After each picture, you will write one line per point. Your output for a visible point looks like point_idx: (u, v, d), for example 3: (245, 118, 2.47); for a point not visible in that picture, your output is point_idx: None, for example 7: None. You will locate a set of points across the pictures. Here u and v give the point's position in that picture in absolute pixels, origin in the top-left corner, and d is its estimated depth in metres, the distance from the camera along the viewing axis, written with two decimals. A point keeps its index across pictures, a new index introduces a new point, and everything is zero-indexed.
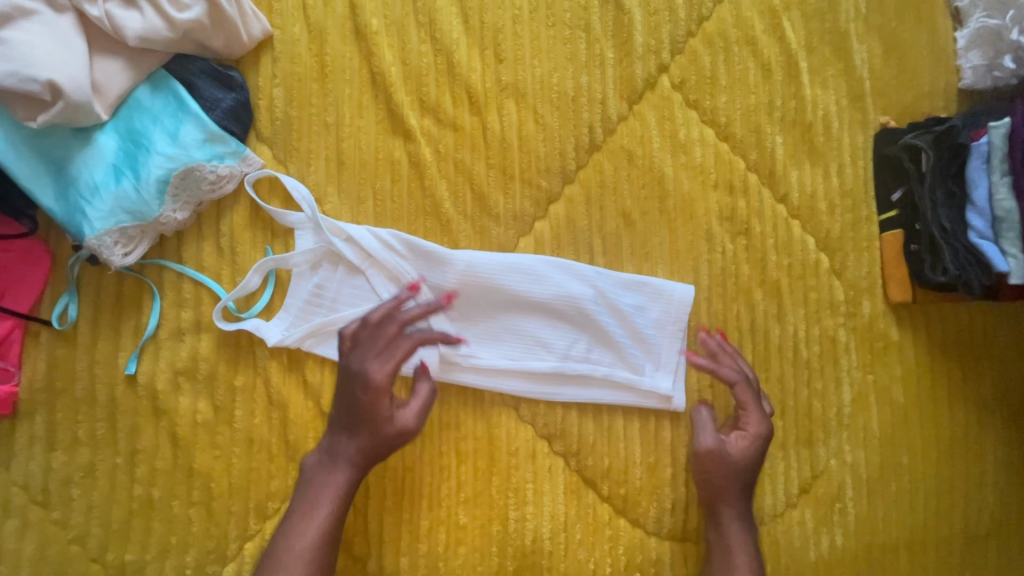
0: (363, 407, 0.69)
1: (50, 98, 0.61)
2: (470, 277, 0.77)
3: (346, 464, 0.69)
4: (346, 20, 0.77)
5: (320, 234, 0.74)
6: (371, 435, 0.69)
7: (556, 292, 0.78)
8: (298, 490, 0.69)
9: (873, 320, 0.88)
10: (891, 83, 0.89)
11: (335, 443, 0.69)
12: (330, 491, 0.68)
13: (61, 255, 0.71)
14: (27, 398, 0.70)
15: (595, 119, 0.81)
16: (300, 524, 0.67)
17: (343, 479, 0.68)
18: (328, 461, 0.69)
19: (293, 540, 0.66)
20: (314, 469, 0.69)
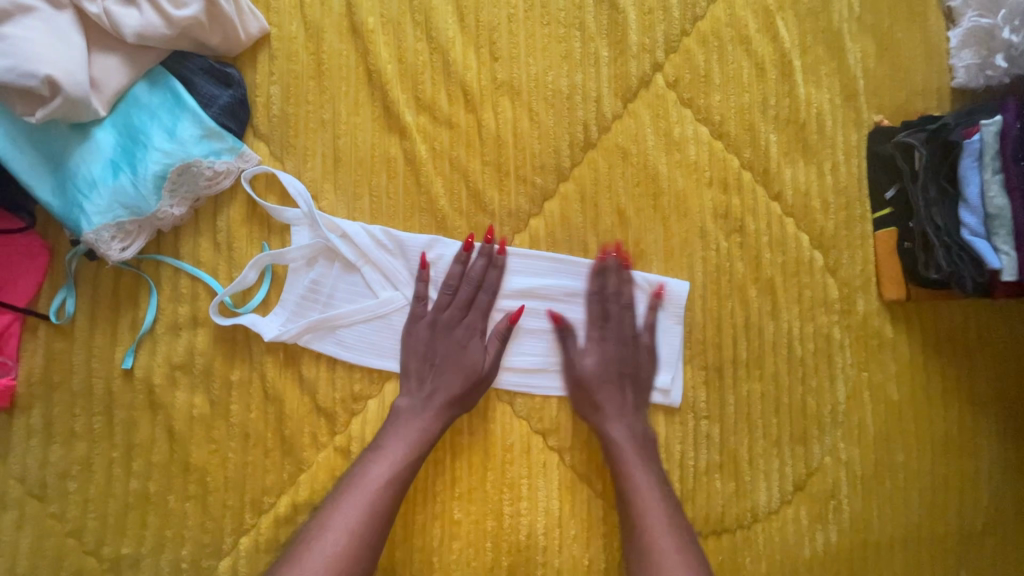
0: (450, 377, 0.74)
1: (48, 93, 0.61)
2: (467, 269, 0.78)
3: (421, 431, 0.72)
4: (343, 18, 0.78)
5: (315, 230, 0.75)
6: (450, 406, 0.73)
7: (552, 285, 0.79)
8: (372, 448, 0.71)
9: (867, 317, 0.88)
10: (884, 82, 0.89)
11: (419, 409, 0.73)
12: (400, 454, 0.70)
13: (59, 250, 0.71)
14: (24, 392, 0.70)
15: (589, 117, 0.82)
16: (367, 477, 0.68)
17: (413, 446, 0.71)
18: (404, 424, 0.72)
19: (370, 471, 0.68)
20: (390, 428, 0.72)
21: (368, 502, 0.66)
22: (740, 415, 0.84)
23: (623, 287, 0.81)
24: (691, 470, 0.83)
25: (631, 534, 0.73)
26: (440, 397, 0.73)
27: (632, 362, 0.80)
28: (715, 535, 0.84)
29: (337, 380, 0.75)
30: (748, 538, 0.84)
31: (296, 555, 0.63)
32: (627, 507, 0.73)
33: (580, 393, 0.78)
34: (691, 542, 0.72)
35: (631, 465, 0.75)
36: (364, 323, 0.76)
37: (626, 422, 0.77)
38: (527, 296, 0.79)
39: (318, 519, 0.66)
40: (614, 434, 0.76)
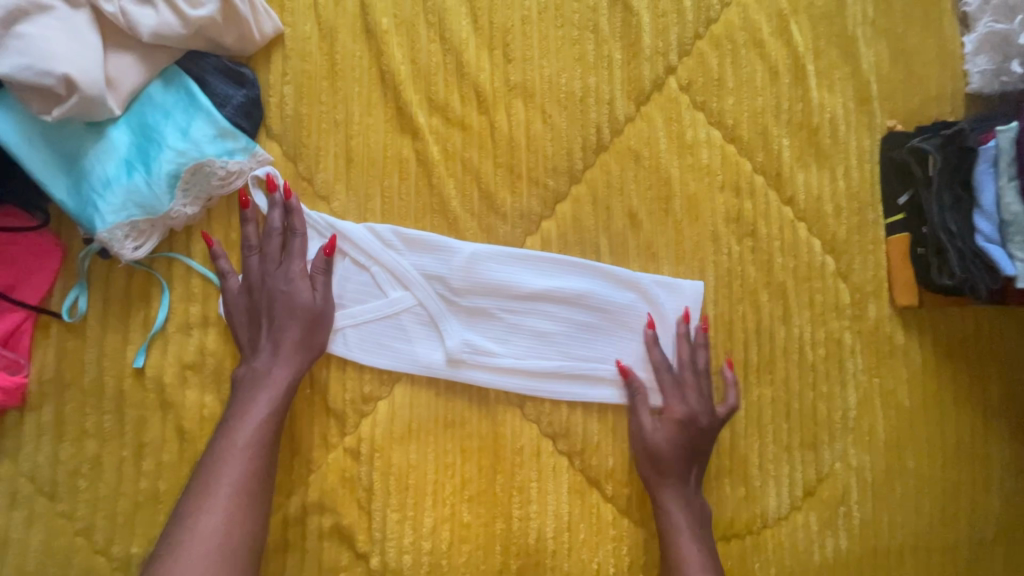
0: (286, 332, 0.70)
1: (64, 92, 0.61)
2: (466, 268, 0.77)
3: (275, 389, 0.69)
4: (357, 18, 0.78)
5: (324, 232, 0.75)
6: (289, 363, 0.70)
7: (558, 287, 0.79)
8: (227, 419, 0.68)
9: (878, 323, 0.88)
10: (898, 87, 0.89)
11: (260, 371, 0.69)
12: (260, 417, 0.67)
13: (71, 248, 0.71)
14: (36, 390, 0.70)
15: (602, 120, 0.82)
16: (228, 449, 0.65)
17: (273, 405, 0.68)
18: (255, 388, 0.69)
19: (231, 442, 0.66)
20: (239, 399, 0.69)
21: (239, 475, 0.64)
22: (750, 419, 0.84)
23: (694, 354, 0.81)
24: None
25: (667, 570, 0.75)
26: (290, 354, 0.70)
27: (702, 435, 0.78)
28: (724, 540, 0.83)
29: (347, 381, 0.75)
30: (758, 544, 0.84)
31: (172, 544, 0.60)
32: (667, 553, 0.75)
33: (642, 461, 0.78)
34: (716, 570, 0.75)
35: (676, 517, 0.76)
36: (374, 322, 0.75)
37: (684, 485, 0.77)
38: (533, 298, 0.78)
39: (186, 505, 0.63)
40: (659, 490, 0.77)
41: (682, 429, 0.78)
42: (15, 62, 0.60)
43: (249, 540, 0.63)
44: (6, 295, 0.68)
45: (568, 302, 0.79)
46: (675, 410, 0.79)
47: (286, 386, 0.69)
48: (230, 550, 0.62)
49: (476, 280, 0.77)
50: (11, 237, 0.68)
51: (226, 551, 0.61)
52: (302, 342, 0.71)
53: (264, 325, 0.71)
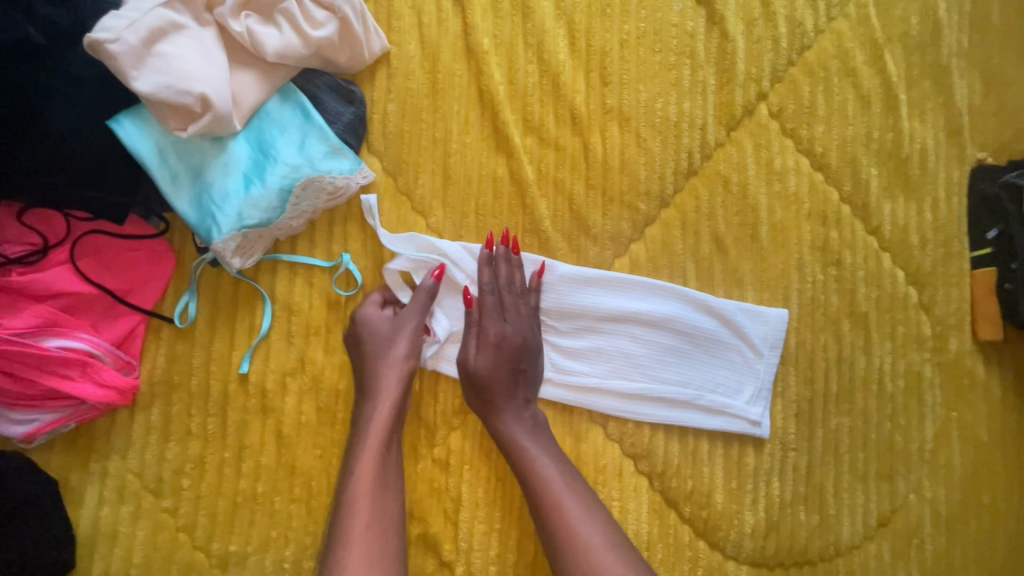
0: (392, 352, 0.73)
1: (200, 110, 0.64)
2: (547, 285, 0.79)
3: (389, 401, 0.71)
4: (459, 38, 0.79)
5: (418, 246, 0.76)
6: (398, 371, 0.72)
7: (644, 311, 0.80)
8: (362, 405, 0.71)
9: (959, 356, 0.87)
10: (990, 119, 0.88)
11: (373, 385, 0.72)
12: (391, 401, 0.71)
13: (184, 255, 0.74)
14: (146, 391, 0.73)
15: (694, 145, 0.82)
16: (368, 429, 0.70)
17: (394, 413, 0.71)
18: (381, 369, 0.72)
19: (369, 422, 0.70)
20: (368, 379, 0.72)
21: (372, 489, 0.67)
22: (828, 447, 0.84)
23: (783, 383, 0.84)
24: (777, 500, 0.83)
25: (541, 516, 0.68)
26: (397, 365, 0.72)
27: (530, 354, 0.76)
28: (797, 566, 0.83)
29: (439, 394, 0.77)
30: (829, 571, 0.84)
31: (334, 569, 0.62)
32: (535, 498, 0.69)
33: (486, 379, 0.73)
34: (602, 508, 0.70)
35: (530, 451, 0.71)
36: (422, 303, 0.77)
37: (516, 409, 0.74)
38: (616, 321, 0.79)
39: (343, 507, 0.66)
40: (496, 418, 0.73)
41: (492, 357, 0.74)
42: (156, 80, 0.62)
43: (397, 548, 0.65)
44: (123, 299, 0.71)
45: (654, 327, 0.80)
46: (491, 332, 0.75)
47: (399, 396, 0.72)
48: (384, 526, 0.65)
49: (557, 301, 0.79)
50: (129, 243, 0.71)
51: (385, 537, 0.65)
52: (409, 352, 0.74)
53: (372, 347, 0.73)
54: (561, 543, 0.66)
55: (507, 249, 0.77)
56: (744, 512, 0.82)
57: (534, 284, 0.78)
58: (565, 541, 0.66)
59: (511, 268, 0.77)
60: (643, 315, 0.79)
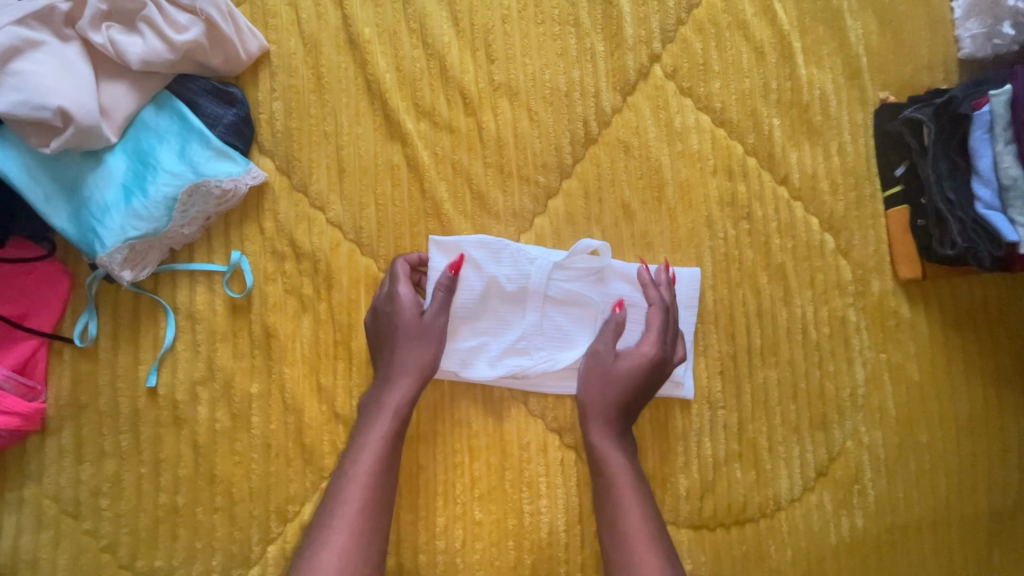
0: (404, 321, 0.74)
1: (61, 124, 0.64)
2: (450, 257, 0.77)
3: (392, 412, 0.71)
4: (340, 30, 0.79)
5: (468, 275, 0.77)
6: (409, 384, 0.73)
7: (547, 283, 0.78)
8: (391, 348, 0.73)
9: (883, 298, 0.86)
10: (889, 58, 0.87)
11: (400, 348, 0.73)
12: (415, 342, 0.73)
13: (79, 274, 0.74)
14: (54, 414, 0.73)
15: (589, 113, 0.82)
16: (399, 365, 0.73)
17: (391, 432, 0.71)
18: (410, 327, 0.73)
19: (400, 359, 0.73)
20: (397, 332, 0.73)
21: (362, 505, 0.66)
22: (757, 403, 0.84)
23: (704, 341, 0.83)
24: (710, 460, 0.82)
25: (610, 549, 0.71)
26: (409, 376, 0.73)
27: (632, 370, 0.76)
28: (738, 524, 0.83)
29: (354, 388, 0.76)
30: (772, 527, 0.83)
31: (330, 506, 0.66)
32: (615, 540, 0.70)
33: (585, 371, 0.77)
34: (670, 552, 0.70)
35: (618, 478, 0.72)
36: (472, 317, 0.77)
37: (619, 440, 0.75)
38: (520, 292, 0.78)
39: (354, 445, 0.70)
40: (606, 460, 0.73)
41: (614, 376, 0.76)
42: (12, 98, 0.62)
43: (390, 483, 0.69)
44: (20, 324, 0.71)
45: (560, 303, 0.78)
46: (643, 350, 0.77)
47: (403, 409, 0.72)
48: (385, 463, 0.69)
49: (463, 275, 0.77)
50: (19, 268, 0.71)
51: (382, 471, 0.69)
52: (427, 371, 0.74)
53: (391, 310, 0.74)
54: (619, 560, 0.69)
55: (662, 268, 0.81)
56: (677, 474, 0.82)
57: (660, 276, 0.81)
58: (624, 560, 0.69)
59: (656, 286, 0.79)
60: (543, 291, 0.78)
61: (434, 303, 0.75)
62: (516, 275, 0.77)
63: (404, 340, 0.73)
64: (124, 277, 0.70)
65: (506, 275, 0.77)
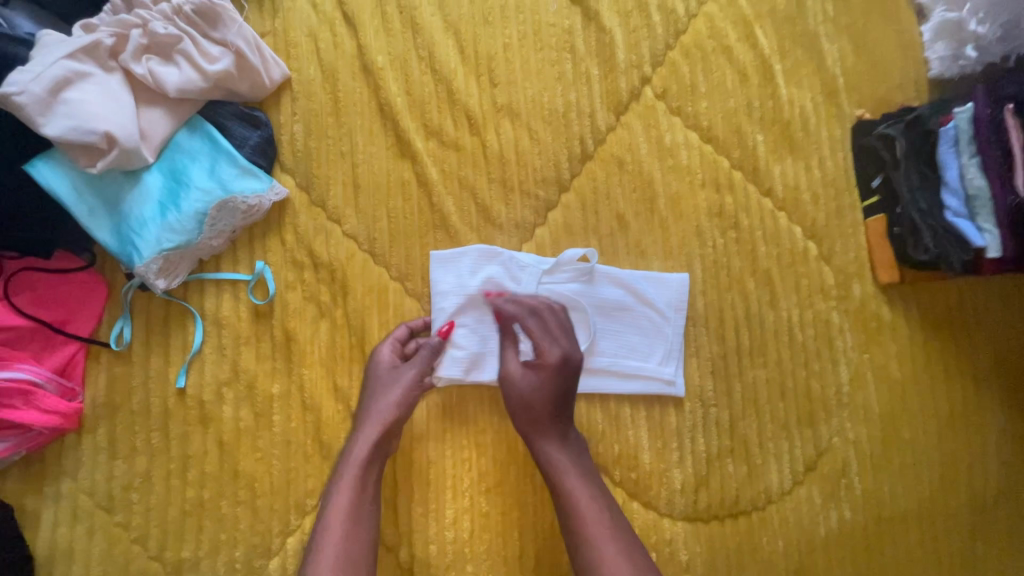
0: (380, 376, 0.78)
1: (107, 146, 0.70)
2: (447, 267, 0.83)
3: (359, 464, 0.74)
4: (355, 58, 0.86)
5: (466, 283, 0.83)
6: (373, 433, 0.75)
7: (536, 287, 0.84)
8: (366, 399, 0.78)
9: (864, 301, 0.92)
10: (864, 78, 0.94)
11: (374, 400, 0.77)
12: (389, 392, 0.77)
13: (115, 283, 0.80)
14: (90, 413, 0.78)
15: (585, 131, 0.89)
16: (372, 414, 0.76)
17: (359, 479, 0.73)
18: (386, 380, 0.78)
19: (375, 408, 0.76)
20: (373, 384, 0.78)
21: (335, 560, 0.67)
22: (747, 401, 0.89)
23: (696, 343, 0.89)
24: (703, 455, 0.87)
25: (576, 553, 0.72)
26: (373, 426, 0.75)
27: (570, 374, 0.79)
28: (732, 517, 0.87)
29: None
30: (763, 519, 0.87)
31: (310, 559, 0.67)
32: (581, 545, 0.71)
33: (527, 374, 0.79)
34: (633, 538, 0.73)
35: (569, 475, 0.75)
36: (472, 324, 0.83)
37: (565, 447, 0.77)
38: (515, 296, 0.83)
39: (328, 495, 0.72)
40: (558, 460, 0.76)
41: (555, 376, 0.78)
42: (63, 123, 0.69)
43: (368, 534, 0.71)
44: (61, 329, 0.77)
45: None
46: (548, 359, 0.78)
47: (368, 459, 0.74)
48: (359, 513, 0.71)
49: (461, 283, 0.83)
50: (61, 278, 0.77)
51: (358, 521, 0.70)
52: (391, 421, 0.76)
53: (371, 371, 0.79)
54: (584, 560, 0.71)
55: (661, 277, 0.87)
56: (673, 469, 0.86)
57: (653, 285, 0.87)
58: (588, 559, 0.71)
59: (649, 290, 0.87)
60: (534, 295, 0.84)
61: (413, 361, 0.79)
62: (509, 281, 0.84)
63: (382, 393, 0.77)
64: (158, 285, 0.76)
65: (500, 283, 0.83)
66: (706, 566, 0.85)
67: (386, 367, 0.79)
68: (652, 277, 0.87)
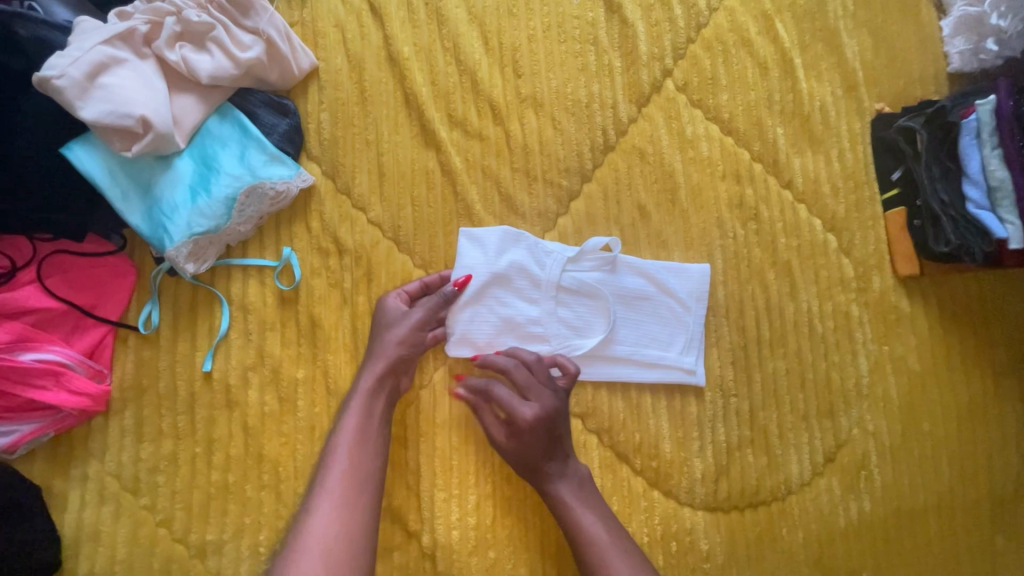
0: (385, 316, 0.79)
1: (142, 130, 0.72)
2: (475, 245, 0.84)
3: (364, 394, 0.75)
4: (381, 49, 0.87)
5: (492, 263, 0.83)
6: (377, 367, 0.77)
7: (561, 274, 0.84)
8: (373, 338, 0.79)
9: (883, 293, 0.92)
10: (883, 72, 0.95)
11: (380, 339, 0.78)
12: (395, 329, 0.78)
13: (144, 268, 0.82)
14: (118, 396, 0.79)
15: (607, 122, 0.89)
16: (379, 350, 0.77)
17: (362, 409, 0.74)
18: (392, 320, 0.79)
19: (383, 344, 0.78)
20: (379, 323, 0.79)
21: (341, 485, 0.69)
22: (767, 391, 0.89)
23: (716, 333, 0.89)
24: (723, 445, 0.87)
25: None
26: (379, 360, 0.77)
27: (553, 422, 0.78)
28: (752, 507, 0.87)
29: None
30: (783, 510, 0.87)
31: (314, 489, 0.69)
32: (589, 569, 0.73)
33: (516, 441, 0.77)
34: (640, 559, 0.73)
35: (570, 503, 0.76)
36: (492, 304, 0.83)
37: (565, 474, 0.78)
38: (538, 281, 0.84)
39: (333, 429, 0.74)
40: (558, 491, 0.77)
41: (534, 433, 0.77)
42: (100, 108, 0.70)
43: (376, 459, 0.73)
44: (91, 312, 0.78)
45: (572, 291, 0.85)
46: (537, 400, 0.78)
47: (375, 390, 0.76)
48: (365, 442, 0.73)
49: (487, 263, 0.83)
50: (93, 260, 0.78)
51: (365, 448, 0.72)
52: (397, 357, 0.77)
53: (377, 316, 0.80)
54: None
55: (684, 268, 0.88)
56: (693, 459, 0.87)
57: (675, 278, 0.88)
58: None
59: (670, 283, 0.88)
60: (556, 282, 0.84)
61: (423, 305, 0.80)
62: (533, 268, 0.84)
63: (387, 331, 0.78)
64: (188, 269, 0.76)
65: (525, 268, 0.84)
66: (726, 556, 0.86)
67: (389, 308, 0.80)
68: (673, 268, 0.88)
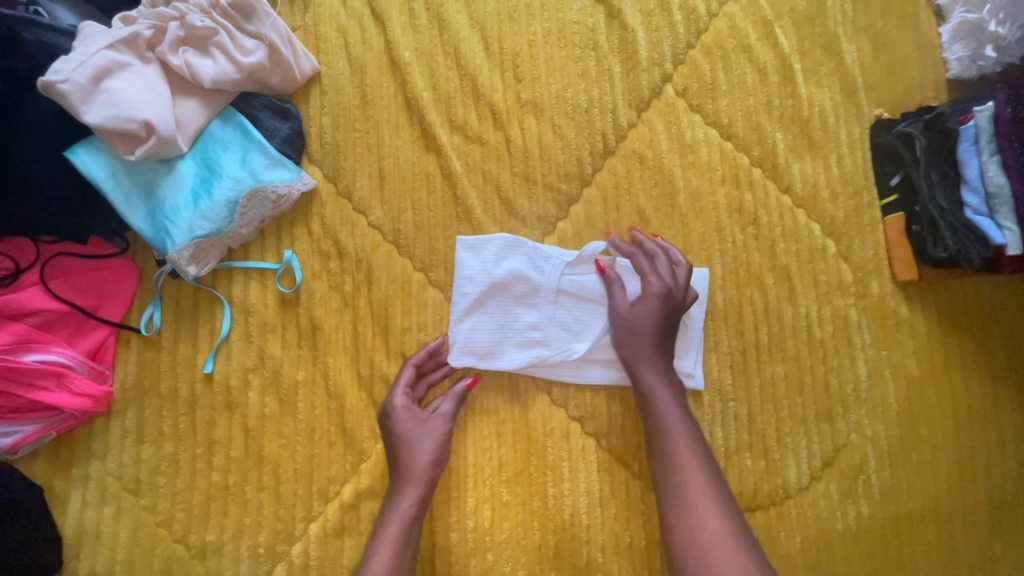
0: (406, 428, 0.78)
1: (145, 134, 0.73)
2: (473, 254, 0.85)
3: (403, 518, 0.75)
4: (382, 54, 0.88)
5: (489, 272, 0.84)
6: (417, 491, 0.76)
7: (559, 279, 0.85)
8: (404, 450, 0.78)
9: (882, 298, 0.92)
10: (882, 78, 0.95)
11: (410, 458, 0.77)
12: (427, 458, 0.77)
13: (147, 270, 0.82)
14: (119, 397, 0.80)
15: (607, 127, 0.90)
16: (414, 466, 0.77)
17: (403, 536, 0.74)
18: (421, 437, 0.78)
19: (414, 460, 0.77)
20: (406, 434, 0.78)
21: None
22: (766, 396, 0.89)
23: (715, 337, 0.90)
24: (722, 449, 0.88)
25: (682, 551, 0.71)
26: (416, 482, 0.76)
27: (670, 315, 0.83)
28: (750, 512, 0.88)
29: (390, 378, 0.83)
30: (781, 514, 0.88)
31: None
32: (689, 543, 0.71)
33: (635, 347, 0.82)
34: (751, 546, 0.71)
35: (686, 464, 0.75)
36: (491, 312, 0.84)
37: (690, 433, 0.78)
38: (536, 287, 0.85)
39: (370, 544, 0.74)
40: (676, 446, 0.77)
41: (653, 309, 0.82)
42: (104, 112, 0.71)
43: None
44: (93, 314, 0.79)
45: (571, 296, 0.86)
46: (654, 286, 0.83)
47: (414, 515, 0.75)
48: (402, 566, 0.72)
49: (485, 272, 0.84)
50: (97, 262, 0.79)
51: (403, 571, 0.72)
52: (430, 475, 0.77)
53: (400, 427, 0.78)
54: (689, 555, 0.70)
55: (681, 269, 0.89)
56: None
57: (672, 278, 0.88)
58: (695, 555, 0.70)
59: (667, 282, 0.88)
60: (555, 286, 0.85)
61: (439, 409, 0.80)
62: (531, 274, 0.85)
63: (411, 444, 0.77)
64: (190, 272, 0.77)
65: (523, 274, 0.85)
66: None
67: (403, 416, 0.79)
68: None
